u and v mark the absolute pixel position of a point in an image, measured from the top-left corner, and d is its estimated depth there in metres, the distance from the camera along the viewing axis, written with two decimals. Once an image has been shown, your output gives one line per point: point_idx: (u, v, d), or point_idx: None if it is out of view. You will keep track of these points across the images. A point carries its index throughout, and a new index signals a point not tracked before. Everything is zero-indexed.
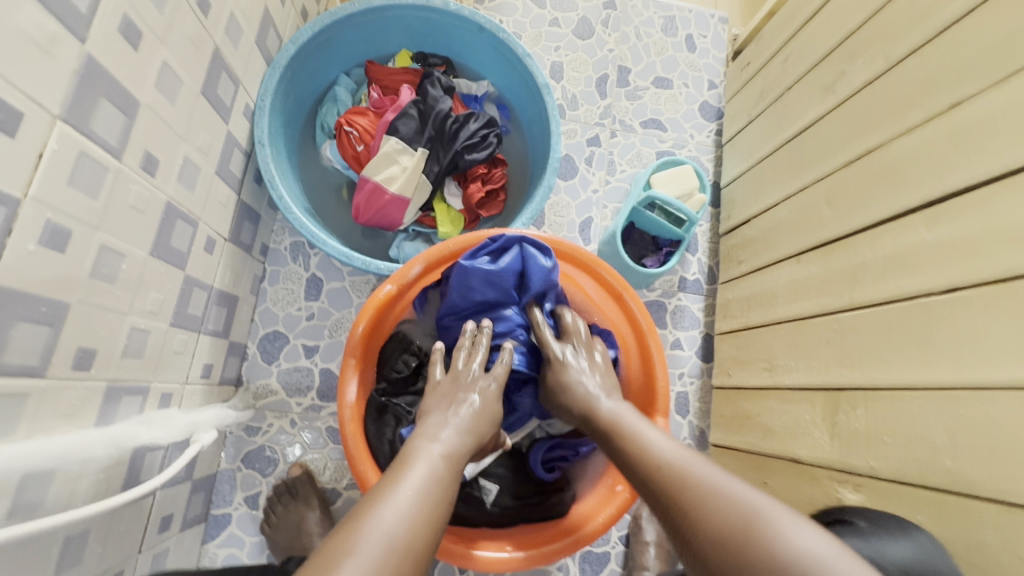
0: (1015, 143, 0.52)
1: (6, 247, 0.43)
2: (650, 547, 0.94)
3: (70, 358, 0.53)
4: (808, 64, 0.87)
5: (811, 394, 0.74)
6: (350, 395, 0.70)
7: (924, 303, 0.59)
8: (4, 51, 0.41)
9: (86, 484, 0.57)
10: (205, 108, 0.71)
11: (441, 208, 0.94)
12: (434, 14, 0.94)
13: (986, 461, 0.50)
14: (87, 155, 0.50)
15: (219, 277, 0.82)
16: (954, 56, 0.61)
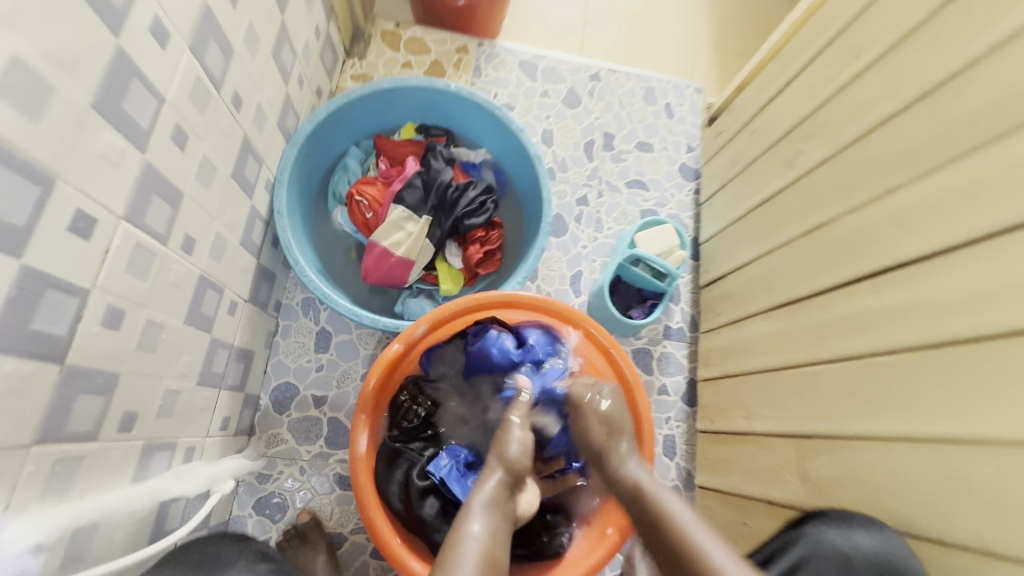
0: (937, 227, 0.61)
1: (76, 331, 0.50)
2: None
3: (116, 422, 0.59)
4: (770, 139, 0.98)
5: (783, 441, 0.81)
6: (361, 446, 0.77)
7: (871, 363, 0.67)
8: (87, 170, 0.49)
9: (121, 537, 0.62)
10: (234, 188, 0.80)
11: (442, 267, 1.03)
12: (437, 94, 1.05)
13: (929, 506, 0.58)
14: (140, 246, 0.58)
15: (239, 335, 0.89)
16: (885, 147, 0.71)
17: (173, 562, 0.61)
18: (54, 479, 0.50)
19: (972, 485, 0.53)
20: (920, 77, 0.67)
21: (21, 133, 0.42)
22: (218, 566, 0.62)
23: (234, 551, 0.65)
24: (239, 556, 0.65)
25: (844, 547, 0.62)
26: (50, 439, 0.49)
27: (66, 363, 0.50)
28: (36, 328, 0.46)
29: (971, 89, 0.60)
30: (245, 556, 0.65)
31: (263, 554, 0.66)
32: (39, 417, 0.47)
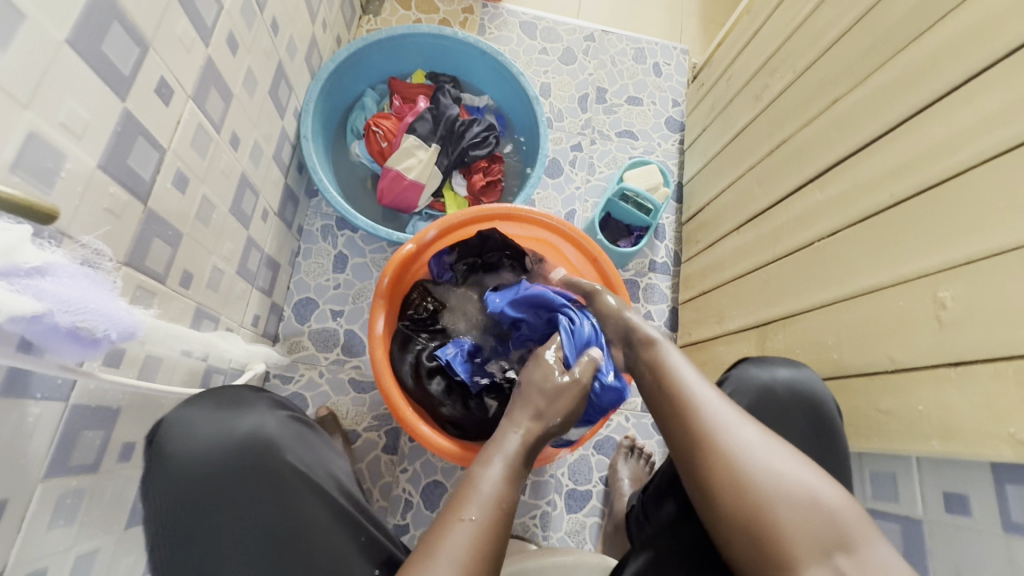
0: (869, 123, 0.73)
1: (155, 181, 0.61)
2: (625, 483, 1.07)
3: (178, 275, 0.70)
4: (745, 80, 1.09)
5: (748, 333, 0.93)
6: (378, 327, 0.89)
7: (818, 246, 0.78)
8: (169, 48, 0.60)
9: (176, 379, 0.73)
10: (270, 105, 0.91)
11: (449, 195, 1.15)
12: (446, 41, 1.17)
13: (858, 351, 0.69)
14: (201, 128, 0.70)
15: (269, 243, 1.00)
16: (833, 66, 0.82)
17: (202, 399, 0.66)
18: (136, 301, 0.61)
19: (890, 320, 0.64)
20: (860, 3, 0.79)
21: (131, 1, 0.53)
22: (238, 405, 0.66)
23: (255, 396, 0.69)
24: (258, 400, 0.68)
25: (764, 377, 0.68)
26: (136, 265, 0.60)
27: (148, 206, 0.61)
28: (130, 165, 0.57)
29: (899, 5, 0.71)
30: (264, 402, 0.69)
31: (280, 405, 0.70)
32: (130, 242, 0.58)
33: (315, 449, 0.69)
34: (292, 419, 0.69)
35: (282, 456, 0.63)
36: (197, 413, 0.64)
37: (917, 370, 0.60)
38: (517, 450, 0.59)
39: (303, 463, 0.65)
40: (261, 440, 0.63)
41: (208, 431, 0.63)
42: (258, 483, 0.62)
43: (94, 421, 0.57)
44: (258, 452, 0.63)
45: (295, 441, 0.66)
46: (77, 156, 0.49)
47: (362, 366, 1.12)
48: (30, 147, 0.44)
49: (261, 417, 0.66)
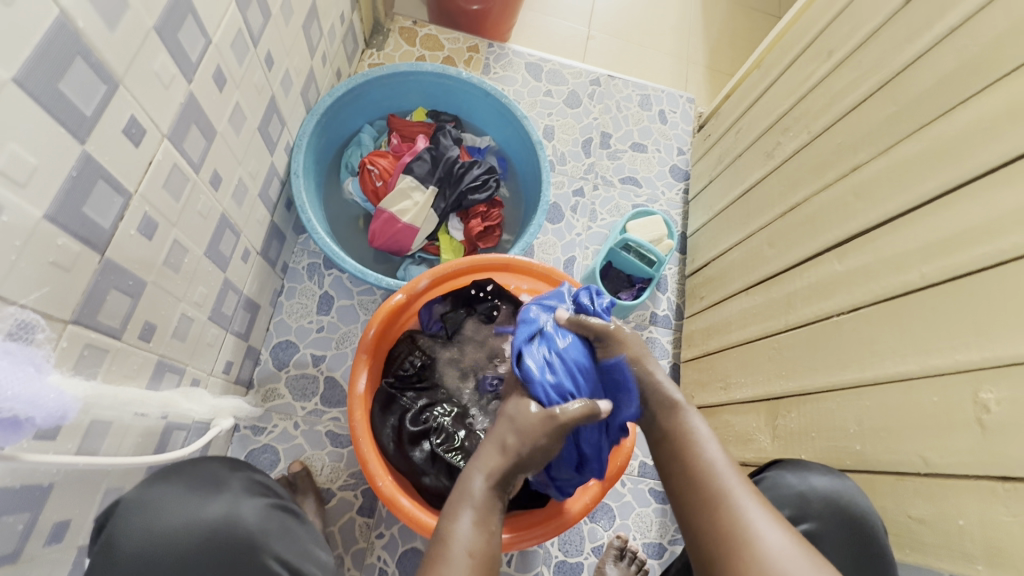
0: (893, 195, 0.69)
1: (116, 228, 0.55)
2: None
3: (138, 328, 0.63)
4: (755, 135, 1.06)
5: (757, 405, 0.86)
6: (359, 385, 0.81)
7: (837, 320, 0.73)
8: (143, 84, 0.54)
9: (127, 444, 0.65)
10: (259, 141, 0.86)
11: (445, 239, 1.09)
12: (448, 80, 1.13)
13: (885, 443, 0.63)
14: (177, 168, 0.64)
15: (248, 285, 0.93)
16: (852, 131, 0.79)
17: (174, 475, 0.61)
18: (82, 362, 0.54)
19: (923, 415, 0.59)
20: (879, 70, 0.76)
21: (101, 37, 0.47)
22: (210, 486, 0.62)
23: (229, 473, 0.65)
24: (232, 478, 0.64)
25: (799, 486, 0.67)
26: (84, 323, 0.53)
27: (106, 255, 0.54)
28: (86, 213, 0.50)
29: (926, 75, 0.68)
30: (240, 481, 0.65)
31: (257, 484, 0.66)
32: (78, 298, 0.51)
33: (298, 536, 0.64)
34: (275, 506, 0.65)
35: (261, 554, 0.59)
36: (164, 496, 0.59)
37: (957, 476, 0.54)
38: (484, 494, 0.61)
39: (283, 558, 0.60)
40: (236, 530, 0.59)
41: (173, 519, 0.57)
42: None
43: (15, 506, 0.49)
44: (232, 545, 0.58)
45: (277, 531, 0.62)
46: (18, 207, 0.43)
47: (342, 417, 1.04)
48: None
49: (236, 502, 0.61)
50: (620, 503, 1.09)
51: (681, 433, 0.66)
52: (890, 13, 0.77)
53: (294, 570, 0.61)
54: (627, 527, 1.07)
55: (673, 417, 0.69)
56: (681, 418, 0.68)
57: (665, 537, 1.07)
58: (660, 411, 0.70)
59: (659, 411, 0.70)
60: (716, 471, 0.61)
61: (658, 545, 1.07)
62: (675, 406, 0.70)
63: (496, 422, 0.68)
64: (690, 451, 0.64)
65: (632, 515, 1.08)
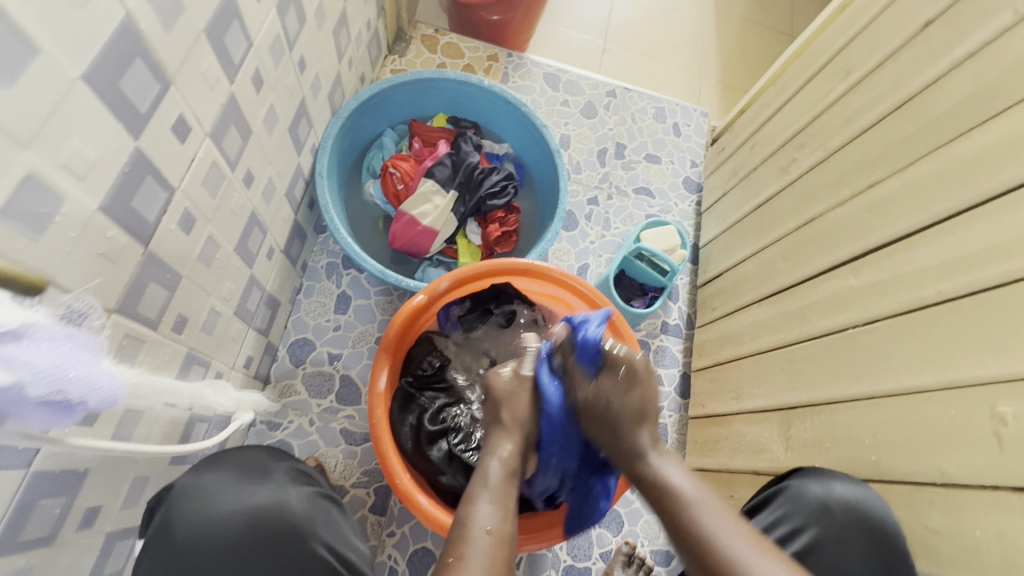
0: (911, 212, 0.70)
1: (159, 222, 0.57)
2: None
3: (171, 321, 0.64)
4: (769, 151, 1.08)
5: (769, 415, 0.88)
6: (380, 384, 0.82)
7: (852, 333, 0.74)
8: (191, 85, 0.56)
9: (155, 433, 0.67)
10: (288, 142, 0.88)
11: (462, 243, 1.12)
12: (470, 88, 1.15)
13: (900, 454, 0.64)
14: (215, 166, 0.66)
15: (271, 282, 0.95)
16: (870, 148, 0.81)
17: (222, 464, 0.63)
18: (121, 350, 0.56)
19: (939, 427, 0.60)
20: (898, 90, 0.78)
21: (158, 38, 0.49)
22: (258, 475, 0.63)
23: (274, 462, 0.66)
24: (277, 467, 0.66)
25: (822, 494, 0.68)
26: (126, 313, 0.55)
27: (149, 248, 0.56)
28: (134, 207, 0.52)
29: (945, 96, 0.70)
30: (284, 471, 0.66)
31: (300, 474, 0.67)
32: (122, 289, 0.53)
33: (341, 525, 0.65)
34: (321, 496, 0.66)
35: (308, 541, 0.60)
36: (215, 483, 0.60)
37: (973, 488, 0.55)
38: (498, 481, 0.64)
39: (329, 546, 0.61)
40: (284, 516, 0.60)
41: (227, 506, 0.59)
42: (282, 565, 0.59)
43: (54, 489, 0.50)
44: (280, 531, 0.60)
45: (322, 519, 0.63)
46: (77, 199, 0.45)
47: (356, 416, 1.06)
48: (25, 189, 0.40)
49: (283, 490, 0.62)
50: (628, 509, 1.09)
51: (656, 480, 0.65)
52: (908, 36, 0.79)
53: (340, 558, 0.61)
54: (634, 533, 1.08)
55: (642, 464, 0.67)
56: (647, 463, 0.66)
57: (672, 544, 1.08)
58: (626, 456, 0.69)
59: (625, 459, 0.69)
60: (689, 507, 0.61)
61: (665, 552, 1.07)
62: (638, 452, 0.68)
63: (500, 412, 0.74)
64: (664, 495, 0.63)
65: (640, 521, 1.09)
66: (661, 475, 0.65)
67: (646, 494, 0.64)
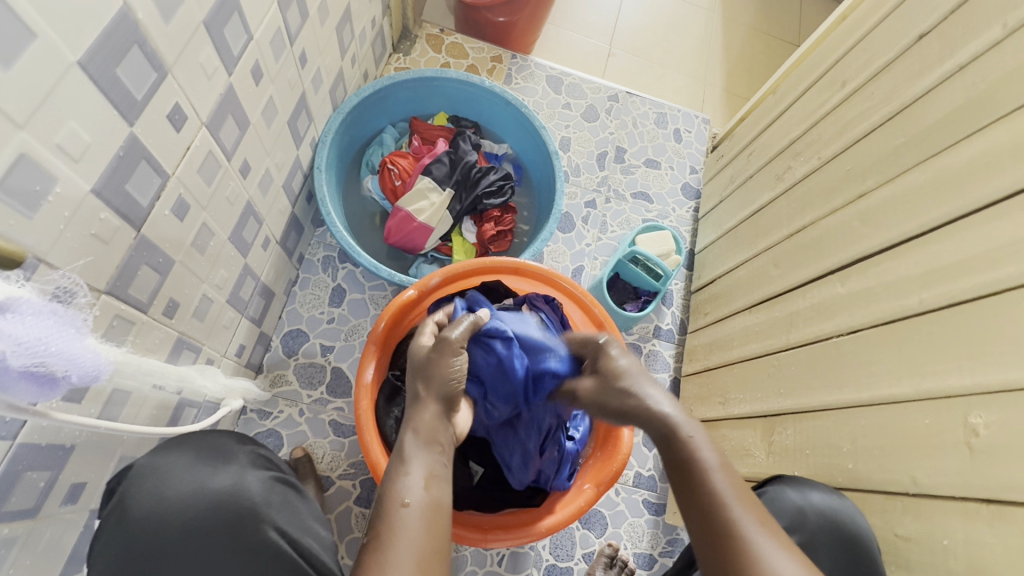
0: (897, 222, 0.71)
1: (153, 207, 0.58)
2: None
3: (162, 305, 0.66)
4: (766, 158, 1.09)
5: (753, 420, 0.88)
6: (367, 375, 0.83)
7: (836, 341, 0.75)
8: (189, 74, 0.58)
9: (142, 414, 0.68)
10: (287, 134, 0.89)
11: (458, 240, 1.13)
12: (472, 87, 1.17)
13: (876, 463, 0.65)
14: (211, 155, 0.67)
15: (266, 272, 0.97)
16: (861, 159, 0.81)
17: (179, 448, 0.64)
18: (110, 331, 0.57)
19: (916, 436, 0.60)
20: (890, 101, 0.79)
21: (156, 28, 0.51)
22: (218, 458, 0.64)
23: (237, 447, 0.68)
24: (241, 452, 0.67)
25: (798, 501, 0.68)
26: (117, 294, 0.56)
27: (141, 232, 0.57)
28: (128, 190, 0.54)
29: (935, 109, 0.71)
30: (247, 456, 0.67)
31: (263, 460, 0.69)
32: (114, 271, 0.55)
33: (297, 510, 0.66)
34: (279, 480, 0.67)
35: (260, 525, 0.61)
36: (174, 465, 0.62)
37: (946, 498, 0.56)
38: (419, 447, 0.62)
39: (281, 529, 0.62)
40: (239, 498, 0.61)
41: (180, 486, 0.60)
42: (231, 546, 0.59)
43: (39, 462, 0.52)
44: (236, 513, 0.60)
45: (278, 503, 0.64)
46: (70, 179, 0.46)
47: (345, 408, 1.07)
48: (19, 168, 0.42)
49: (242, 474, 0.64)
50: (613, 511, 1.10)
51: (693, 464, 0.55)
52: (902, 49, 0.80)
53: (294, 543, 0.63)
54: (618, 536, 1.08)
55: (677, 448, 0.57)
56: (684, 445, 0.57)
57: (655, 548, 1.08)
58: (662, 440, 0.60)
59: (660, 441, 0.59)
60: (724, 496, 0.52)
61: (648, 556, 1.07)
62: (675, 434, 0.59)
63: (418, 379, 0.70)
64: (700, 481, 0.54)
65: (623, 524, 1.09)
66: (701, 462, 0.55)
67: (679, 480, 0.55)
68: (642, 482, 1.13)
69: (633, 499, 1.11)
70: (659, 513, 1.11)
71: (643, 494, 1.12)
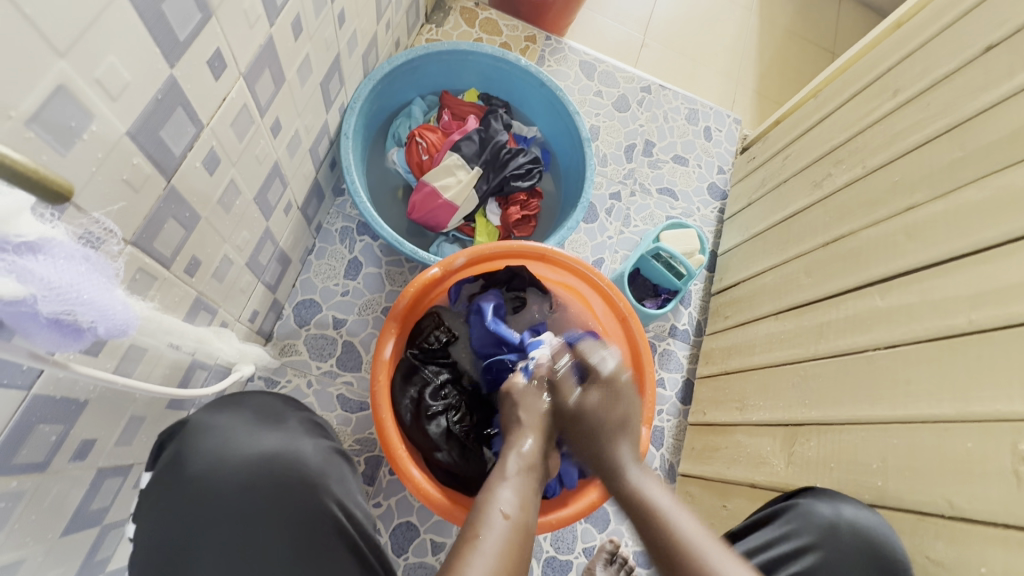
0: (950, 238, 0.69)
1: (185, 157, 0.55)
2: None
3: (185, 262, 0.63)
4: (804, 163, 1.06)
5: (772, 428, 0.87)
6: (385, 352, 0.81)
7: (871, 355, 0.73)
8: (232, 21, 0.54)
9: (155, 373, 0.66)
10: (318, 96, 0.86)
11: (481, 221, 1.10)
12: (506, 65, 1.13)
13: (906, 480, 0.64)
14: (245, 110, 0.64)
15: (285, 238, 0.94)
16: (911, 171, 0.79)
17: (237, 407, 0.62)
18: (133, 284, 0.54)
19: (957, 459, 0.58)
20: (948, 113, 0.76)
21: None
22: (272, 421, 0.62)
23: (288, 410, 0.65)
24: (293, 416, 0.65)
25: (831, 515, 0.67)
26: (142, 246, 0.53)
27: (172, 183, 0.54)
28: (162, 137, 0.51)
29: (999, 124, 0.68)
30: (298, 420, 0.65)
31: (315, 425, 0.66)
32: (142, 220, 0.52)
33: (351, 484, 0.64)
34: (336, 451, 0.65)
35: (322, 495, 0.59)
36: (230, 425, 0.60)
37: (984, 523, 0.55)
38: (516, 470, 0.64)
39: (339, 502, 0.60)
40: (296, 464, 0.59)
41: (239, 446, 0.58)
42: (290, 513, 0.57)
43: (52, 416, 0.49)
44: (294, 480, 0.58)
45: (334, 475, 0.62)
46: (106, 118, 0.43)
47: (354, 383, 1.04)
48: (55, 101, 0.39)
49: (296, 438, 0.62)
50: (616, 508, 1.09)
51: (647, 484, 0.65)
52: (966, 59, 0.77)
53: (349, 515, 0.60)
54: (619, 532, 1.07)
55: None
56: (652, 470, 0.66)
57: None
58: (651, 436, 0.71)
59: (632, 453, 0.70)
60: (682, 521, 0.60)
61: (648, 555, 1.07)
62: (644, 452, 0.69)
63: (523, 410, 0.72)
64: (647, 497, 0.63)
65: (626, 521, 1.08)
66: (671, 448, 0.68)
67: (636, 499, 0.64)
68: None
69: None
70: None
71: None
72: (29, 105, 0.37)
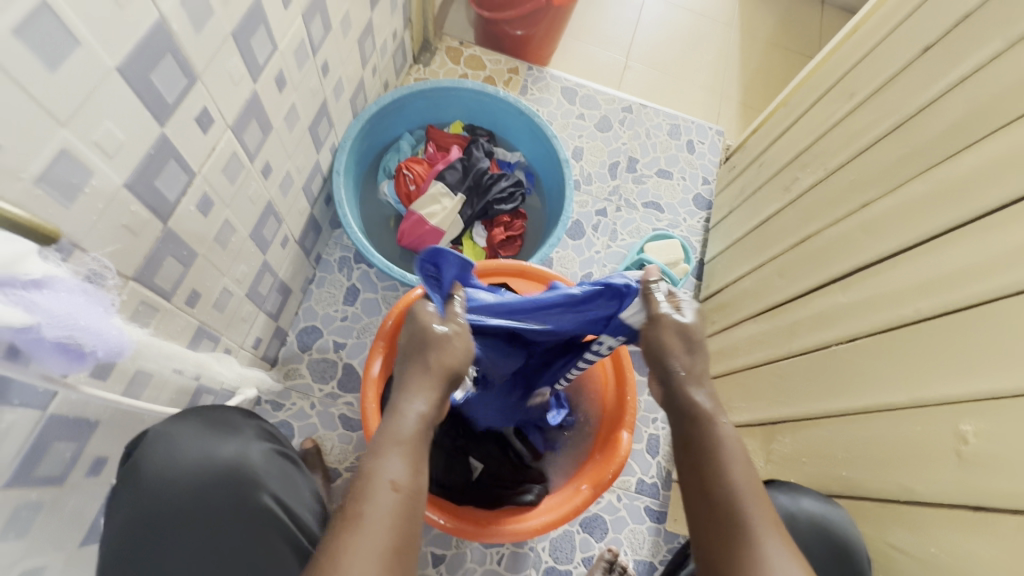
0: (899, 233, 0.71)
1: (179, 202, 0.63)
2: None
3: (185, 294, 0.70)
4: (776, 168, 1.09)
5: (754, 429, 0.88)
6: (373, 369, 0.87)
7: (835, 350, 0.75)
8: (217, 82, 0.63)
9: (162, 398, 0.73)
10: (307, 138, 0.94)
11: (468, 244, 1.17)
12: (487, 97, 1.21)
13: (871, 471, 0.65)
14: (235, 157, 0.72)
15: (283, 270, 1.01)
16: (866, 170, 0.81)
17: (191, 417, 0.69)
18: (136, 315, 0.62)
19: (912, 445, 0.60)
20: (895, 113, 0.79)
21: (188, 38, 0.55)
22: (225, 429, 0.70)
23: (243, 420, 0.72)
24: (246, 424, 0.72)
25: (790, 506, 0.67)
26: (143, 281, 0.61)
27: (168, 225, 0.62)
28: (157, 185, 0.58)
29: (937, 120, 0.71)
30: (252, 428, 0.72)
31: (267, 434, 0.73)
32: (141, 259, 0.59)
33: (293, 479, 0.72)
34: (279, 452, 0.73)
35: (260, 491, 0.67)
36: (182, 434, 0.66)
37: (937, 506, 0.56)
38: (417, 423, 0.53)
39: (278, 498, 0.68)
40: (244, 470, 0.67)
41: (190, 453, 0.65)
42: (234, 513, 0.65)
43: (67, 433, 0.56)
44: (240, 483, 0.66)
45: (276, 475, 0.70)
46: (105, 173, 0.51)
47: (354, 403, 1.10)
48: (60, 162, 0.46)
49: (246, 445, 0.69)
50: (614, 517, 1.10)
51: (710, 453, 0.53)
52: (909, 61, 0.80)
53: (287, 509, 0.68)
54: (618, 541, 1.08)
55: (697, 433, 0.55)
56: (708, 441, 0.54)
57: (655, 556, 1.08)
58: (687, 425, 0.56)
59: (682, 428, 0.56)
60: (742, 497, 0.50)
61: (649, 563, 1.07)
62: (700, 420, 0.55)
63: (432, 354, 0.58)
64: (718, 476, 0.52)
65: (625, 530, 1.09)
66: (739, 492, 0.50)
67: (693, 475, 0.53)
68: (644, 489, 1.13)
69: (634, 505, 1.12)
70: (660, 521, 1.11)
71: (645, 500, 1.12)
72: (37, 168, 0.45)
